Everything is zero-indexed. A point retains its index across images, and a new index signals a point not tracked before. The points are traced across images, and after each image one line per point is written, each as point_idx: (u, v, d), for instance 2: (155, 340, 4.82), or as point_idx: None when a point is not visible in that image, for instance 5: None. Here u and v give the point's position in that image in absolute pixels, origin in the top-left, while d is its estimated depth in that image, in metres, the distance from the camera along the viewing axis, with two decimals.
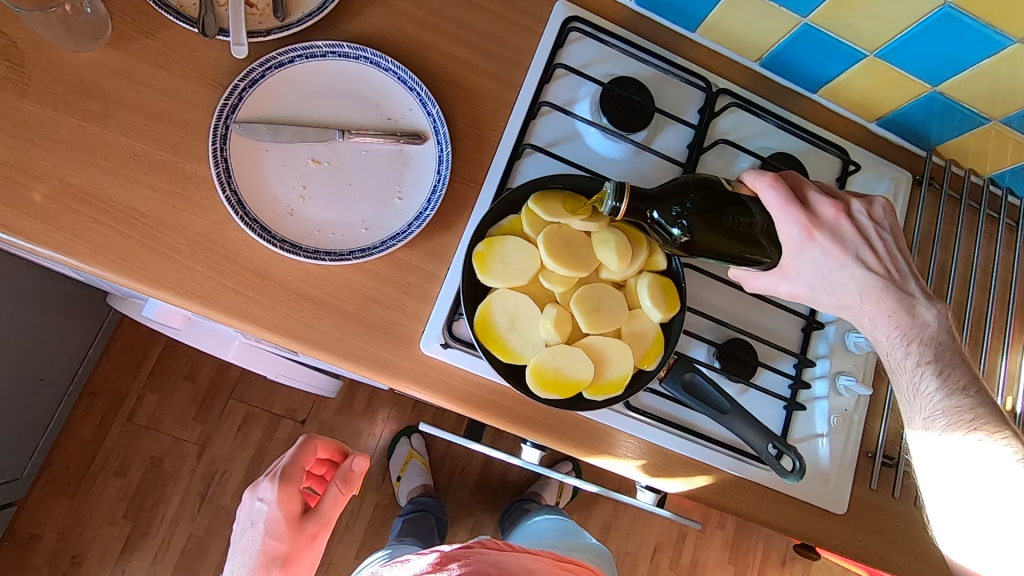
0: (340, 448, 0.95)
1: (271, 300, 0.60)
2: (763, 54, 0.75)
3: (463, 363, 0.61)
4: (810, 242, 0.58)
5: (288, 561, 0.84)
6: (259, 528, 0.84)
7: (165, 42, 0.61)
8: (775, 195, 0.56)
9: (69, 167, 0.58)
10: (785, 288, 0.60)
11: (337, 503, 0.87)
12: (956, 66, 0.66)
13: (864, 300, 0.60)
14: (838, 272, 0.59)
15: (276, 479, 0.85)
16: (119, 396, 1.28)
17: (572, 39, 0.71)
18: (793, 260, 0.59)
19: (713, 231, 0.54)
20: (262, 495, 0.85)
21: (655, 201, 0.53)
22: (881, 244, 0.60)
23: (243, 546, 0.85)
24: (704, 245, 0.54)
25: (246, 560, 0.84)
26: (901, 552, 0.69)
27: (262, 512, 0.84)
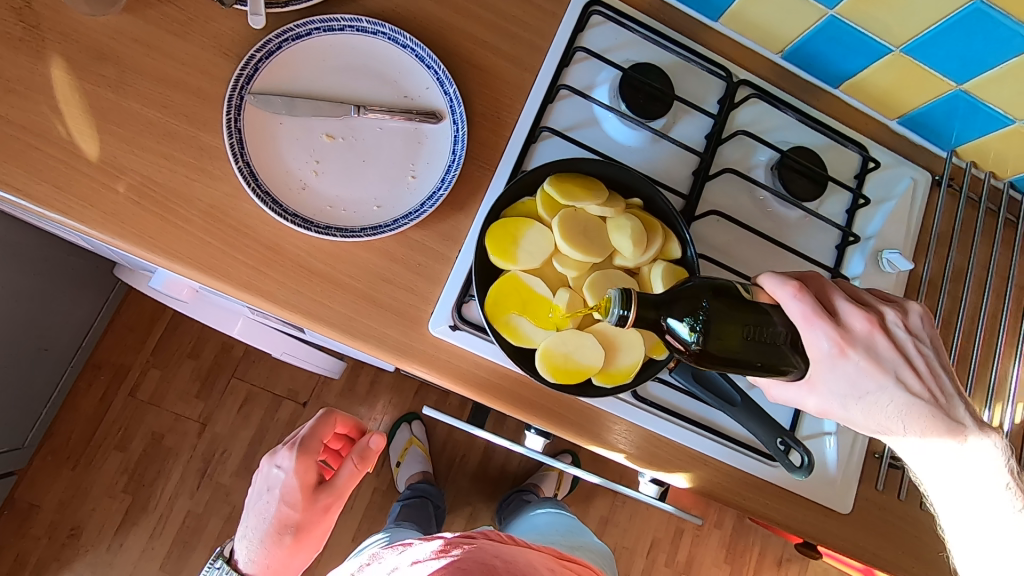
0: (358, 422, 0.92)
1: (280, 275, 0.59)
2: (786, 46, 0.74)
3: (472, 345, 0.61)
4: (843, 359, 0.54)
5: (303, 528, 0.85)
6: (275, 494, 0.84)
7: (182, 9, 0.60)
8: (801, 305, 0.52)
9: (81, 132, 0.57)
10: (813, 403, 0.56)
11: (353, 477, 0.86)
12: (984, 64, 0.65)
13: (907, 425, 0.56)
14: (875, 393, 0.56)
15: (294, 448, 0.84)
16: (122, 370, 1.28)
17: (593, 24, 0.70)
18: (824, 380, 0.55)
19: (734, 343, 0.49)
20: (281, 461, 0.85)
21: (672, 308, 0.49)
22: (922, 362, 0.57)
23: (258, 510, 0.86)
24: (727, 358, 0.49)
25: (261, 524, 0.85)
26: (906, 555, 0.68)
27: (280, 479, 0.84)
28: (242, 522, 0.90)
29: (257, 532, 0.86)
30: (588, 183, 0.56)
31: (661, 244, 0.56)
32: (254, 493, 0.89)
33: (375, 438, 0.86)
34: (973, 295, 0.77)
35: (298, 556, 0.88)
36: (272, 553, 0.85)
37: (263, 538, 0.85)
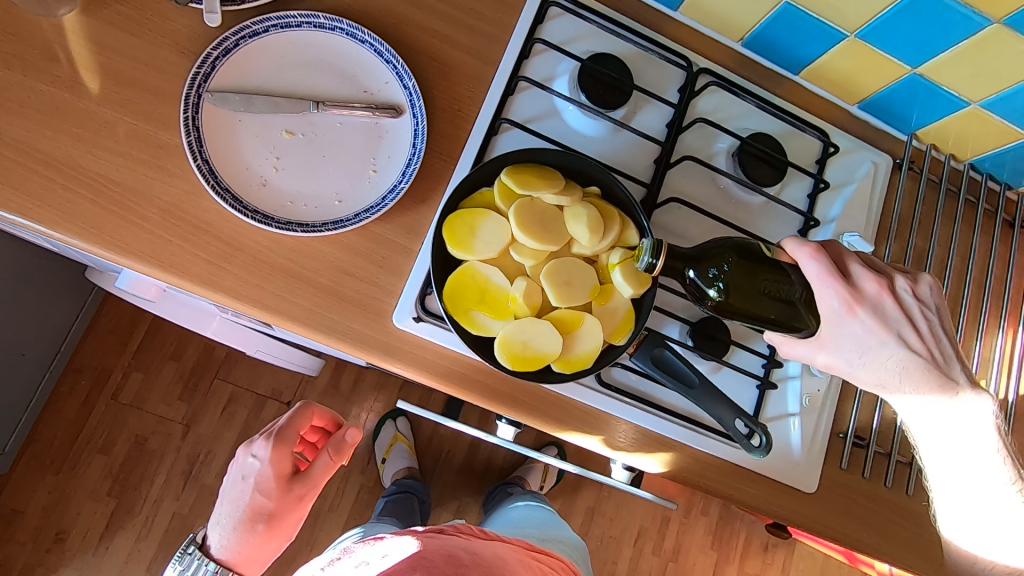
0: (336, 416, 0.94)
1: (243, 271, 0.60)
2: (745, 34, 0.75)
3: (435, 337, 0.61)
4: (851, 318, 0.56)
5: (274, 517, 0.86)
6: (250, 481, 0.85)
7: (138, 9, 0.60)
8: (817, 266, 0.55)
9: (38, 133, 0.57)
10: (823, 359, 0.58)
11: (326, 470, 0.87)
12: (936, 48, 0.66)
13: (902, 379, 0.59)
14: (878, 350, 0.58)
15: (270, 437, 0.85)
16: (103, 374, 1.28)
17: (552, 15, 0.71)
18: (834, 338, 0.57)
19: (752, 295, 0.53)
20: (256, 450, 0.86)
21: (697, 260, 0.54)
22: (925, 325, 0.59)
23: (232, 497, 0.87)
24: (743, 309, 0.53)
25: (234, 511, 0.86)
26: (872, 533, 0.69)
27: (255, 466, 0.85)
28: (217, 507, 0.90)
29: (230, 518, 0.86)
30: (544, 172, 0.56)
31: (619, 230, 0.57)
32: (231, 479, 0.90)
33: (350, 432, 0.88)
34: (935, 276, 0.78)
35: (271, 542, 0.88)
36: (243, 540, 0.85)
37: (235, 526, 0.85)
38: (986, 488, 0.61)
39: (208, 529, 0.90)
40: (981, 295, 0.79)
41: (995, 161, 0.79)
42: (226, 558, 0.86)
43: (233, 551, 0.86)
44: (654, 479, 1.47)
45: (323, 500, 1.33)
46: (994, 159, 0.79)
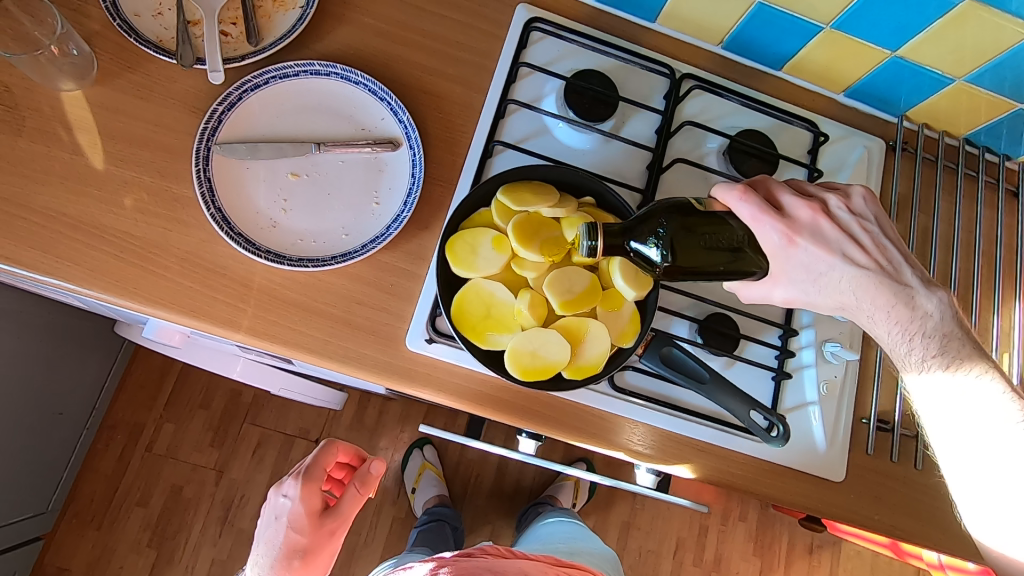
0: (361, 452, 0.96)
1: (260, 310, 0.62)
2: (723, 37, 0.77)
3: (449, 356, 0.63)
4: (793, 248, 0.56)
5: (311, 553, 0.86)
6: (284, 520, 0.86)
7: (148, 75, 0.65)
8: (749, 207, 0.55)
9: (64, 198, 0.61)
10: (780, 294, 0.59)
11: (356, 503, 0.89)
12: (911, 30, 0.68)
13: (860, 298, 0.58)
14: (828, 273, 0.58)
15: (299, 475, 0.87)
16: (137, 427, 1.31)
17: (535, 39, 0.74)
18: (783, 269, 0.57)
19: (696, 250, 0.54)
20: (287, 490, 0.87)
21: (637, 233, 0.54)
22: (868, 238, 0.59)
23: (267, 538, 0.87)
24: (697, 265, 0.54)
25: (271, 551, 0.86)
26: (907, 517, 0.68)
27: (287, 506, 0.86)
28: (254, 550, 0.91)
29: (268, 558, 0.86)
30: (539, 187, 0.58)
31: None
32: (267, 515, 0.90)
33: (376, 466, 0.90)
34: (942, 252, 0.78)
35: None
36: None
37: (273, 567, 0.86)
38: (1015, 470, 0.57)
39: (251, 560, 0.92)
40: (991, 268, 0.78)
41: (989, 133, 0.79)
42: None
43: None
44: (688, 486, 1.45)
45: (357, 534, 1.34)
46: (988, 131, 0.79)
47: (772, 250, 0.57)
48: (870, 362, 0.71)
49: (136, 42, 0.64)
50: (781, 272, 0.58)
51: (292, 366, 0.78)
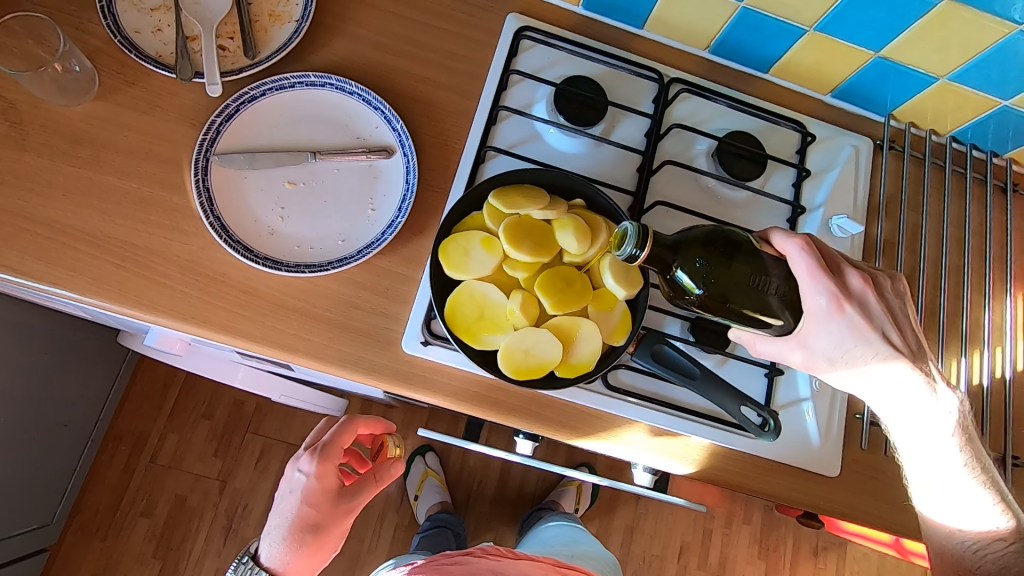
0: (381, 425, 0.86)
1: (258, 315, 0.63)
2: (710, 42, 0.79)
3: (444, 358, 0.64)
4: (837, 315, 0.57)
5: (322, 530, 0.80)
6: (297, 497, 0.79)
7: (149, 89, 0.67)
8: (807, 259, 0.55)
9: (67, 210, 0.63)
10: (798, 356, 0.58)
11: (375, 486, 0.82)
12: (892, 31, 0.69)
13: (887, 377, 0.59)
14: (861, 348, 0.58)
15: (315, 450, 0.79)
16: (142, 438, 1.33)
17: (525, 48, 0.76)
18: (817, 334, 0.57)
19: (729, 286, 0.54)
20: (302, 464, 0.79)
21: (682, 250, 0.55)
22: (904, 325, 0.60)
23: (280, 510, 0.81)
24: (719, 305, 0.54)
25: (283, 525, 0.81)
26: (902, 511, 0.69)
27: (301, 480, 0.79)
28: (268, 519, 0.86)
29: (281, 531, 0.81)
30: (530, 190, 0.60)
31: (607, 236, 0.59)
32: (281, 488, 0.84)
33: (393, 465, 0.83)
34: (932, 248, 0.78)
35: (319, 556, 0.83)
36: (298, 553, 0.81)
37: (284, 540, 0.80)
38: (947, 471, 0.60)
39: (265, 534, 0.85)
40: (982, 263, 0.79)
41: (975, 130, 0.80)
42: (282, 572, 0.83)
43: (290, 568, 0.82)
44: (691, 489, 1.45)
45: (361, 542, 1.35)
46: (974, 128, 0.80)
47: (812, 313, 0.57)
48: None
49: (137, 58, 0.66)
50: (815, 334, 0.57)
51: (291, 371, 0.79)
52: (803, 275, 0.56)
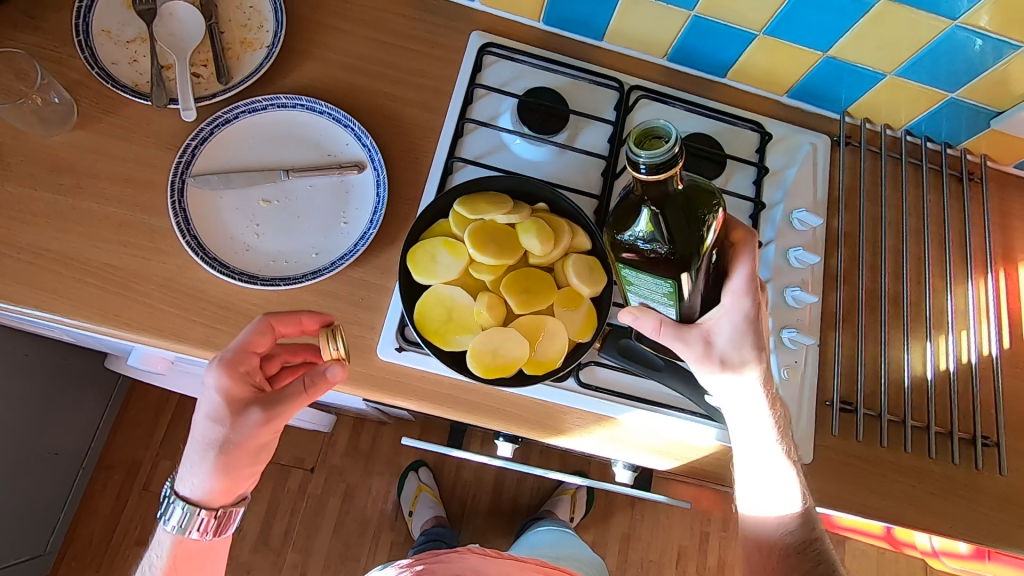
0: (323, 322, 0.59)
1: (236, 329, 0.65)
2: (667, 50, 0.82)
3: (418, 363, 0.65)
4: (737, 323, 0.56)
5: (254, 456, 0.57)
6: (205, 411, 0.56)
7: (126, 117, 0.69)
8: (748, 265, 0.54)
9: (48, 235, 0.65)
10: (685, 345, 0.57)
11: (304, 395, 0.55)
12: (836, 31, 0.72)
13: (754, 391, 0.58)
14: (746, 359, 0.57)
15: (221, 359, 0.55)
16: (134, 466, 1.33)
17: (489, 63, 0.79)
18: (723, 332, 0.56)
19: (691, 254, 0.49)
20: (209, 385, 0.56)
21: (674, 202, 0.48)
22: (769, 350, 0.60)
23: (186, 451, 0.58)
24: (671, 267, 0.50)
25: (200, 470, 0.57)
26: (875, 494, 0.70)
27: (206, 402, 0.56)
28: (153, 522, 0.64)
29: (198, 478, 0.58)
30: (494, 196, 0.62)
31: (570, 237, 0.62)
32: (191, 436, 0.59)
33: (331, 368, 0.53)
34: (892, 237, 0.81)
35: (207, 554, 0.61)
36: (212, 506, 0.58)
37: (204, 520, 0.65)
38: (751, 476, 0.61)
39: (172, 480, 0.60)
40: (942, 249, 0.81)
41: (926, 123, 0.83)
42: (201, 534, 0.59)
43: (208, 519, 0.59)
44: (685, 493, 1.45)
45: (357, 559, 1.35)
46: (925, 120, 0.83)
47: (725, 310, 0.56)
48: (829, 345, 0.74)
49: (114, 88, 0.68)
50: (720, 329, 0.56)
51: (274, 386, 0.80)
52: (734, 269, 0.54)
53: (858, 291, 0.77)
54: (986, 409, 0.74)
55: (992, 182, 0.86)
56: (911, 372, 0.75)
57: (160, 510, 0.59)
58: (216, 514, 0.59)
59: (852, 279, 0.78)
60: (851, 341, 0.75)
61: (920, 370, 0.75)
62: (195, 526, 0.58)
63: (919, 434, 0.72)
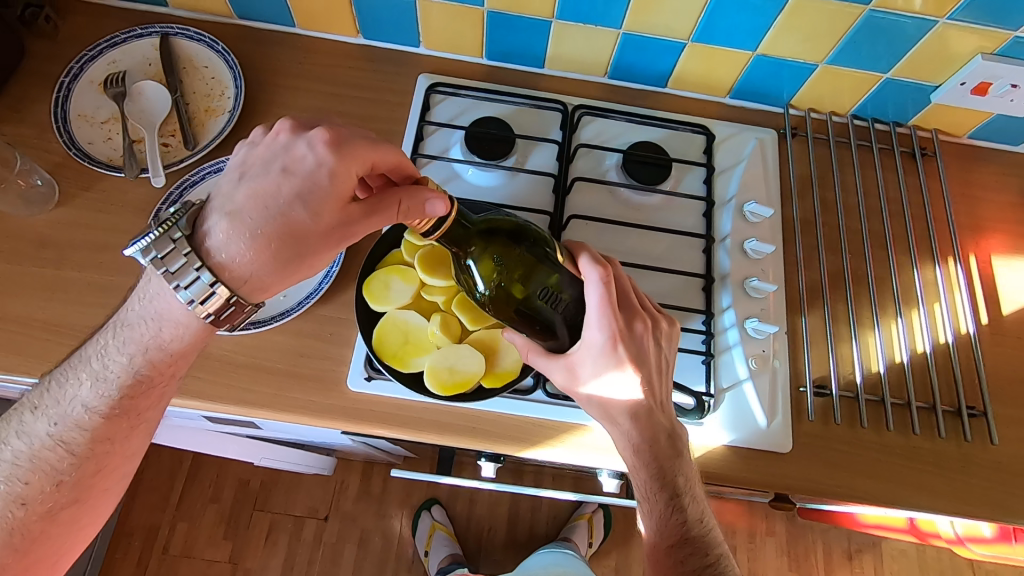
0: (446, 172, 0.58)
1: (212, 375, 0.68)
2: (606, 68, 0.86)
3: (387, 390, 0.67)
4: (606, 350, 0.55)
5: (307, 252, 0.52)
6: (296, 187, 0.50)
7: (103, 190, 0.75)
8: (601, 291, 0.53)
9: (35, 306, 0.70)
10: (554, 371, 0.58)
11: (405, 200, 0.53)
12: (759, 30, 0.76)
13: (630, 412, 0.58)
14: (616, 383, 0.57)
15: (334, 135, 0.51)
16: (153, 531, 1.35)
17: (437, 101, 0.84)
18: (587, 366, 0.57)
19: (512, 290, 0.55)
20: (292, 135, 0.52)
21: (481, 248, 0.56)
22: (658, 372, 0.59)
23: (240, 217, 0.50)
24: (502, 302, 0.56)
25: (241, 228, 0.50)
26: (862, 477, 0.69)
27: (321, 175, 0.50)
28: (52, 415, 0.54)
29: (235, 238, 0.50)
30: None
31: None
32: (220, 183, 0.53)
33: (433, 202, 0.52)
34: (851, 219, 0.82)
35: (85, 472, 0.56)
36: (166, 357, 0.54)
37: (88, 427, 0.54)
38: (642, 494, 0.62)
39: (126, 318, 0.54)
40: (902, 225, 0.82)
41: (869, 105, 0.85)
42: (135, 396, 0.54)
43: (151, 374, 0.54)
44: None
45: None
46: (867, 103, 0.85)
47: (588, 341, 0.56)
48: (798, 330, 0.74)
49: (90, 164, 0.75)
50: (586, 359, 0.56)
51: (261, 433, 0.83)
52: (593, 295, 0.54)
53: (822, 275, 0.77)
54: (967, 379, 0.73)
55: (948, 155, 0.87)
56: (886, 349, 0.74)
57: (165, 279, 0.49)
58: (245, 302, 0.52)
59: (814, 264, 0.78)
60: (820, 324, 0.75)
61: (895, 347, 0.74)
62: (217, 313, 0.51)
63: (899, 411, 0.72)
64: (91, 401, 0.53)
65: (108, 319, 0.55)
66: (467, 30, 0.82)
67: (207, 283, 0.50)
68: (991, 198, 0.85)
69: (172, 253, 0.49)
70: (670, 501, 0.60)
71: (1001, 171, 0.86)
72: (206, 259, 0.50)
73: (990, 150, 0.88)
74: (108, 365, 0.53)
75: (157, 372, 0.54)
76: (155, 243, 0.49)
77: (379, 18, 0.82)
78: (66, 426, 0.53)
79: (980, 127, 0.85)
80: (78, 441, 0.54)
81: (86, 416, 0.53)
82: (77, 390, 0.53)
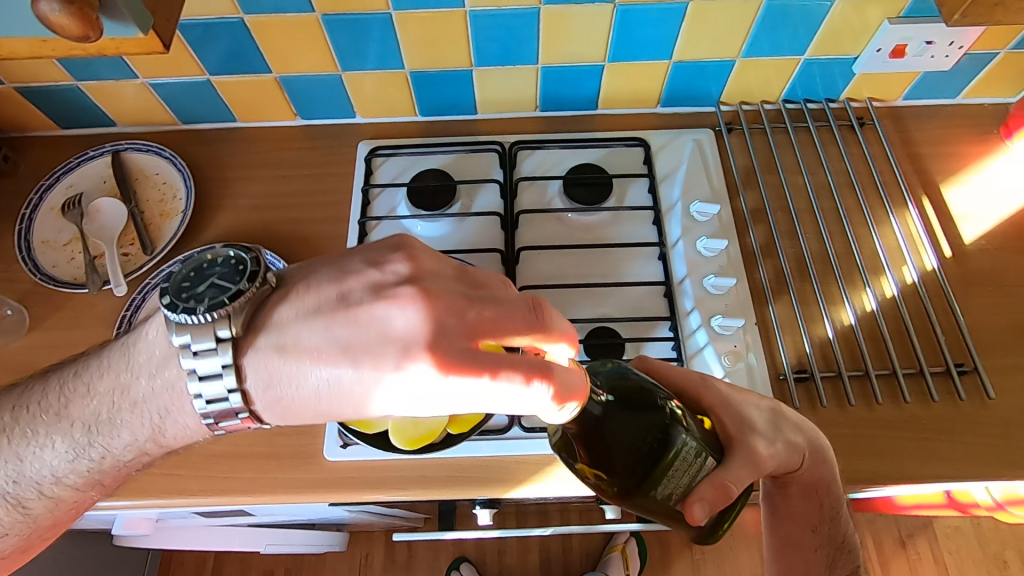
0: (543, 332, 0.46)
1: (193, 469, 0.68)
2: (535, 102, 0.88)
3: (364, 454, 0.68)
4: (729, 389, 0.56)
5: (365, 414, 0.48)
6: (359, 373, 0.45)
7: (72, 308, 0.78)
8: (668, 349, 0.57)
9: None
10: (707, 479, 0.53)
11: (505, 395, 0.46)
12: (669, 38, 0.78)
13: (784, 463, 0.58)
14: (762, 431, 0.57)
15: (422, 293, 0.45)
16: None
17: (378, 165, 0.86)
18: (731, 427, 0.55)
19: (637, 452, 0.50)
20: (418, 325, 0.44)
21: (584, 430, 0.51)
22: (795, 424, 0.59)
23: (287, 381, 0.46)
24: (652, 460, 0.50)
25: (292, 385, 0.46)
26: (863, 456, 0.67)
27: (416, 371, 0.44)
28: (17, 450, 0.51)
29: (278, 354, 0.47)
30: None
31: None
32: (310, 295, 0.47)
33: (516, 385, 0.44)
34: (803, 200, 0.82)
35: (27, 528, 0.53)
36: (159, 449, 0.51)
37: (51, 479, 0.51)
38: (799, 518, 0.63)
39: (129, 397, 0.49)
40: (854, 195, 0.81)
41: (797, 87, 0.86)
42: (112, 474, 0.52)
43: (134, 461, 0.52)
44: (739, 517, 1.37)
45: None
46: (795, 86, 0.86)
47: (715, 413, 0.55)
48: (767, 319, 0.73)
49: (57, 286, 0.78)
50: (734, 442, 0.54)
51: (259, 520, 0.82)
52: (714, 400, 0.55)
53: (782, 260, 0.77)
54: (950, 337, 0.72)
55: (886, 119, 0.88)
56: (860, 322, 0.73)
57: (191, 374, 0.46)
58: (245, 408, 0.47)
59: (773, 250, 0.78)
60: (789, 309, 0.74)
61: (869, 317, 0.73)
62: (218, 419, 0.48)
63: (887, 382, 0.70)
64: (62, 469, 0.51)
65: (114, 378, 0.50)
66: (395, 92, 0.85)
67: (220, 364, 0.45)
68: (938, 154, 0.85)
69: (206, 348, 0.45)
70: (820, 507, 0.61)
71: (943, 126, 0.87)
72: (242, 378, 0.46)
73: (928, 107, 0.88)
74: (95, 439, 0.50)
75: (130, 461, 0.51)
76: (194, 317, 0.45)
77: (312, 98, 0.86)
78: (28, 486, 0.51)
79: (912, 88, 0.86)
80: (37, 500, 0.52)
81: (54, 481, 0.51)
82: (53, 449, 0.50)
